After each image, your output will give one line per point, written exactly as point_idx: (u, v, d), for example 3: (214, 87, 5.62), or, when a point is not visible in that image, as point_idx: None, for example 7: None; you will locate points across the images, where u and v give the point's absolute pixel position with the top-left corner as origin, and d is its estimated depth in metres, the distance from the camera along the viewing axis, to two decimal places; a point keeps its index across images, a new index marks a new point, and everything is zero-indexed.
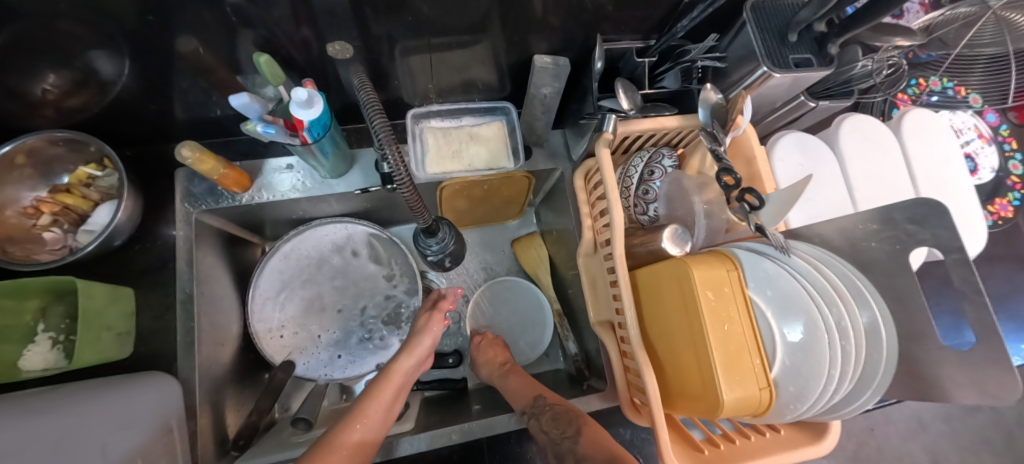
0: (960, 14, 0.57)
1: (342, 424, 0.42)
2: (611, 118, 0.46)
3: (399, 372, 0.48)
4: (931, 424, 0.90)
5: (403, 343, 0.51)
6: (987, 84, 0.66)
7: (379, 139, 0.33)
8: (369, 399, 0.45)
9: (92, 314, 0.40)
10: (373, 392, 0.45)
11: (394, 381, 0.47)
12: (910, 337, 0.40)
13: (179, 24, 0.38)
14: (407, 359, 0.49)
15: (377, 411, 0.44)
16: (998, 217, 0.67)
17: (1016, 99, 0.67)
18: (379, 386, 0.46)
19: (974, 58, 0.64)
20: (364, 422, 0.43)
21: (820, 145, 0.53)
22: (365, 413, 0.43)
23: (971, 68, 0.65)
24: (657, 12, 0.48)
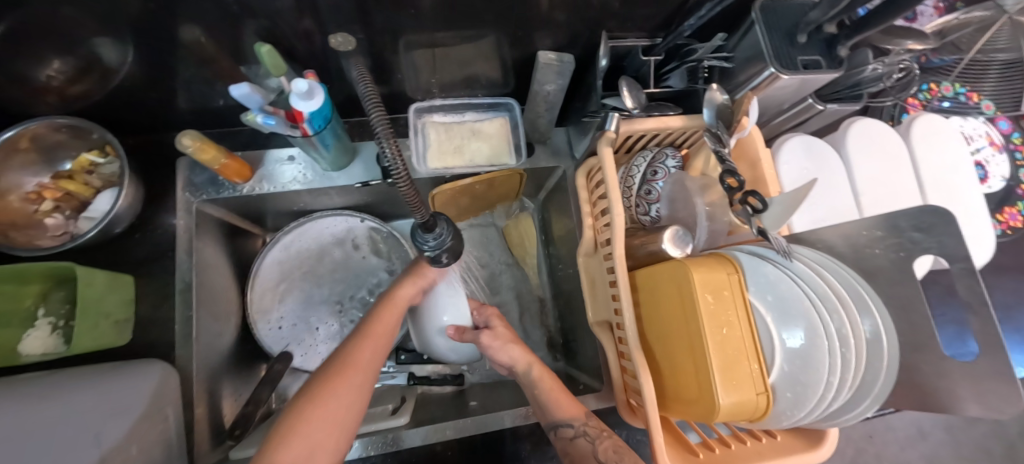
0: (976, 18, 0.58)
1: (329, 372, 0.39)
2: (614, 117, 0.45)
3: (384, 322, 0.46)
4: (931, 433, 0.90)
5: (382, 297, 0.49)
6: (999, 90, 0.65)
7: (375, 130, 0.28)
8: (358, 345, 0.42)
9: (91, 301, 0.40)
10: (359, 343, 0.43)
11: (378, 332, 0.45)
12: (912, 347, 0.39)
13: (182, 13, 0.38)
14: (389, 313, 0.47)
15: (365, 361, 0.41)
16: (1008, 227, 0.66)
17: None
18: (363, 336, 0.44)
19: (988, 63, 0.63)
20: (352, 368, 0.40)
21: (827, 149, 0.52)
22: (351, 361, 0.41)
23: (985, 74, 0.64)
24: (664, 11, 0.48)
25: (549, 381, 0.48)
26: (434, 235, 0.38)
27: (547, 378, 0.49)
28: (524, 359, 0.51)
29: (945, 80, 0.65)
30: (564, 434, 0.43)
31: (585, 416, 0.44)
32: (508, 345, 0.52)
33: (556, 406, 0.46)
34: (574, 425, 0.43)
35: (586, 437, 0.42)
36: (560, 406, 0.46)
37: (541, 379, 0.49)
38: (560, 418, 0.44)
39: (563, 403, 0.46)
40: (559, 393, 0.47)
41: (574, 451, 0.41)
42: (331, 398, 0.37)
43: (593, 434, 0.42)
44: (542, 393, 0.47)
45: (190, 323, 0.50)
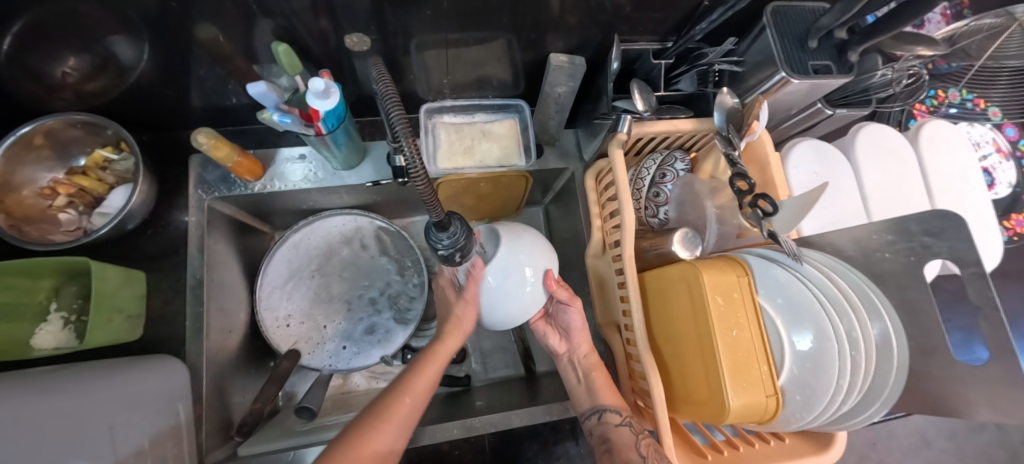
0: (986, 25, 0.59)
1: (390, 396, 0.43)
2: (626, 119, 0.45)
3: (444, 352, 0.48)
4: (935, 442, 0.91)
5: (447, 322, 0.49)
6: (1008, 98, 0.66)
7: (394, 130, 0.27)
8: (417, 373, 0.46)
9: (103, 296, 0.41)
10: (418, 372, 0.46)
11: (437, 361, 0.48)
12: (922, 351, 0.39)
13: (199, 12, 0.38)
14: (451, 341, 0.49)
15: (423, 390, 0.45)
16: (1015, 234, 0.66)
17: None
18: (425, 364, 0.47)
19: (998, 71, 0.64)
20: (411, 396, 0.44)
21: (836, 153, 0.53)
22: (412, 388, 0.44)
23: (995, 81, 0.65)
24: (676, 14, 0.48)
25: (600, 372, 0.50)
26: (449, 234, 0.38)
27: (601, 372, 0.50)
28: (583, 344, 0.52)
29: (954, 87, 0.66)
30: (609, 420, 0.46)
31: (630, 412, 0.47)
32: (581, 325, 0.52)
33: (607, 395, 0.48)
34: (620, 415, 0.46)
35: (630, 429, 0.44)
36: (610, 397, 0.48)
37: (596, 369, 0.51)
38: (609, 406, 0.47)
39: (614, 396, 0.48)
40: (609, 385, 0.49)
41: (617, 442, 0.43)
42: (393, 418, 0.41)
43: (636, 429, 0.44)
44: (594, 385, 0.50)
45: (201, 319, 0.50)
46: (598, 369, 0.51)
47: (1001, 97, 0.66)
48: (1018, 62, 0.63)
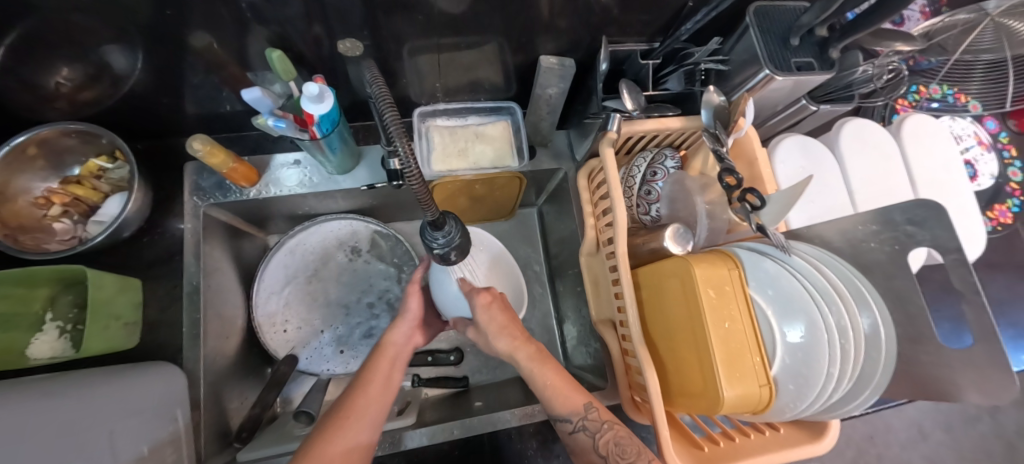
0: (960, 20, 0.61)
1: (349, 393, 0.43)
2: (615, 118, 0.47)
3: (393, 342, 0.48)
4: (931, 434, 0.95)
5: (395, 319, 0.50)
6: (986, 91, 0.67)
7: (390, 132, 0.28)
8: (368, 369, 0.45)
9: (100, 303, 0.41)
10: (368, 368, 0.46)
11: (387, 354, 0.47)
12: (910, 338, 0.40)
13: (194, 20, 0.39)
14: (397, 330, 0.49)
15: (378, 383, 0.44)
16: (998, 224, 0.68)
17: (1016, 103, 0.68)
18: (373, 361, 0.47)
19: (972, 64, 0.66)
20: (366, 393, 0.43)
21: (822, 148, 0.54)
22: (366, 385, 0.43)
23: (970, 74, 0.67)
24: (662, 15, 0.49)
25: (546, 374, 0.44)
26: (444, 232, 0.39)
27: (546, 372, 0.44)
28: (511, 345, 0.45)
29: (933, 83, 0.68)
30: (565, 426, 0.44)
31: (587, 407, 0.43)
32: (495, 322, 0.46)
33: (558, 399, 0.43)
34: (574, 420, 0.43)
35: (587, 432, 0.42)
36: (560, 398, 0.43)
37: (541, 374, 0.44)
38: (560, 412, 0.43)
39: (569, 397, 0.43)
40: (555, 388, 0.43)
41: (578, 445, 0.43)
42: (354, 413, 0.41)
43: (592, 429, 0.42)
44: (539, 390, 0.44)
45: (198, 325, 0.50)
46: (541, 369, 0.43)
47: (977, 92, 0.68)
48: (993, 57, 0.64)
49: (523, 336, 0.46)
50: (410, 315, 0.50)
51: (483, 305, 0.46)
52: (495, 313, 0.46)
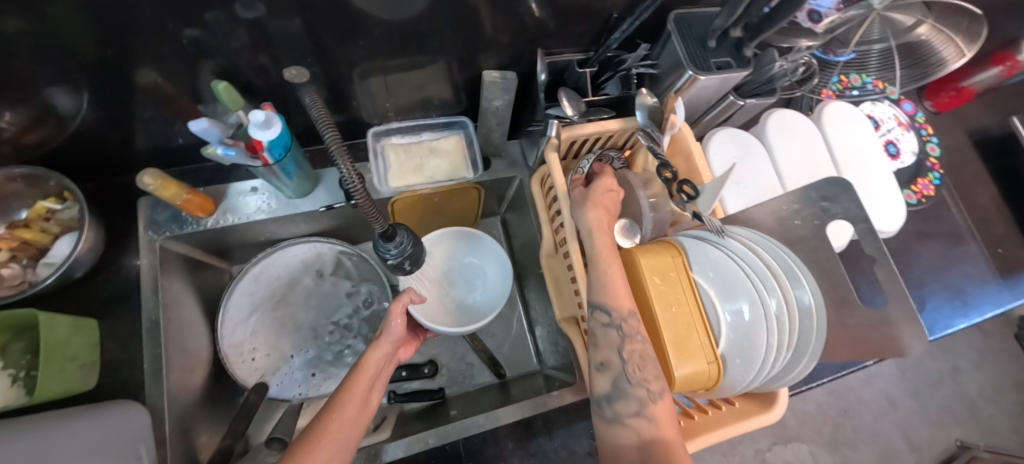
0: (854, 16, 0.63)
1: (321, 416, 0.39)
2: (553, 124, 0.50)
3: (373, 362, 0.44)
4: (899, 403, 1.19)
5: (377, 334, 0.46)
6: (882, 72, 0.74)
7: (333, 157, 0.31)
8: (343, 392, 0.41)
9: (54, 345, 0.40)
10: (343, 391, 0.41)
11: (365, 374, 0.43)
12: (835, 304, 0.44)
13: (137, 57, 0.40)
14: (377, 351, 0.44)
15: (352, 403, 0.40)
16: (922, 196, 0.74)
17: (906, 85, 0.75)
18: (350, 382, 0.42)
19: (867, 54, 0.71)
20: (338, 418, 0.38)
21: (751, 139, 0.59)
22: (340, 410, 0.39)
23: (867, 62, 0.73)
24: (591, 26, 0.53)
25: (609, 266, 0.42)
26: (396, 243, 0.40)
27: (611, 260, 0.42)
28: (593, 229, 0.44)
29: (857, 73, 0.74)
30: (599, 318, 0.40)
31: (631, 313, 0.39)
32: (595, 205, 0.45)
33: (609, 291, 0.40)
34: (611, 315, 0.39)
35: (620, 332, 0.39)
36: (611, 294, 0.40)
37: (603, 261, 0.42)
38: (603, 302, 0.40)
39: (618, 294, 0.40)
40: (616, 281, 0.41)
41: (600, 340, 0.40)
42: (326, 438, 0.37)
43: (628, 332, 0.38)
44: (599, 275, 0.42)
45: (159, 360, 0.50)
46: (610, 260, 0.42)
47: (874, 70, 0.74)
48: (883, 46, 0.69)
49: (607, 227, 0.44)
50: (393, 334, 0.46)
51: (605, 188, 0.47)
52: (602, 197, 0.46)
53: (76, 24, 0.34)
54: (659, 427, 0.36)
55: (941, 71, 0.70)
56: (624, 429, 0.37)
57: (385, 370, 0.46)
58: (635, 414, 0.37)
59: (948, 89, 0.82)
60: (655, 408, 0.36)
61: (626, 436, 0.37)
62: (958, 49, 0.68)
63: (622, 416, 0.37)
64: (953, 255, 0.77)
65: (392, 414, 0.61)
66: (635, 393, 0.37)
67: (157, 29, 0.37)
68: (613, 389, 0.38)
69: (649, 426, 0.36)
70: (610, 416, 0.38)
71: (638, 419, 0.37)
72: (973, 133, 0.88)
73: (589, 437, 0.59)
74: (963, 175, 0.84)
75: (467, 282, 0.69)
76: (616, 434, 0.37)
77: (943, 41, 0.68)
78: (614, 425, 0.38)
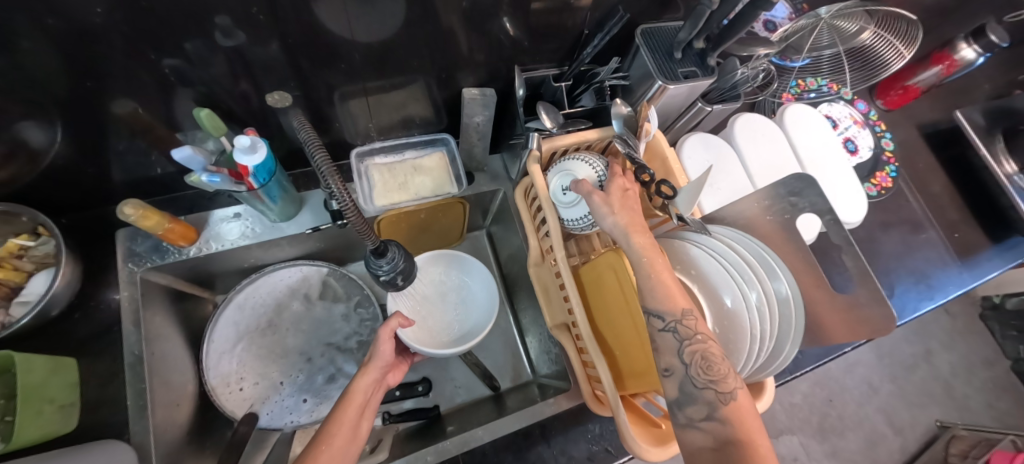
0: (801, 26, 0.68)
1: (311, 446, 0.39)
2: (534, 136, 0.52)
3: (362, 389, 0.44)
4: (879, 387, 1.34)
5: (364, 359, 0.46)
6: (834, 71, 0.78)
7: (324, 178, 0.31)
8: (332, 423, 0.40)
9: (32, 387, 0.39)
10: (331, 421, 0.41)
11: (354, 403, 0.43)
12: (810, 291, 0.46)
13: (115, 89, 0.40)
14: (365, 377, 0.44)
15: (342, 430, 0.40)
16: (881, 188, 0.79)
17: (858, 84, 0.81)
18: (339, 411, 0.42)
19: (818, 62, 0.76)
20: (327, 450, 0.38)
21: (720, 143, 0.62)
22: (329, 441, 0.39)
23: (819, 67, 0.77)
24: (563, 43, 0.56)
25: (654, 265, 0.38)
26: (387, 259, 0.40)
27: (655, 260, 0.39)
28: (627, 230, 0.40)
29: (811, 77, 0.80)
30: (653, 323, 0.38)
31: (686, 312, 0.37)
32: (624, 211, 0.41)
33: (661, 291, 0.37)
34: (665, 318, 0.37)
35: (676, 335, 0.36)
36: (663, 295, 0.37)
37: (651, 261, 0.39)
38: (654, 306, 0.37)
39: (671, 293, 0.37)
40: (667, 280, 0.38)
41: (659, 346, 0.37)
42: None
43: (684, 334, 0.36)
44: (645, 276, 0.38)
45: (143, 395, 0.48)
46: (654, 258, 0.38)
47: (827, 73, 0.79)
48: (832, 52, 0.73)
49: (638, 223, 0.41)
50: (381, 360, 0.46)
51: (621, 189, 0.43)
52: (630, 198, 0.43)
53: (52, 58, 0.34)
54: (736, 428, 0.33)
55: (886, 72, 0.76)
56: (698, 433, 0.35)
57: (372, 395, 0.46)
58: (707, 419, 0.34)
59: (897, 88, 0.89)
60: (728, 410, 0.34)
61: (701, 439, 0.34)
62: (898, 51, 0.75)
63: (694, 421, 0.35)
64: (915, 241, 0.82)
65: (388, 435, 0.60)
66: (704, 396, 0.34)
67: (136, 60, 0.38)
68: (681, 394, 0.35)
69: (724, 429, 0.33)
70: (683, 421, 0.36)
71: (711, 422, 0.34)
72: (922, 127, 0.95)
73: (587, 442, 0.59)
74: (917, 166, 0.91)
75: (459, 303, 0.69)
76: (690, 437, 0.35)
77: (886, 45, 0.73)
78: (687, 429, 0.36)
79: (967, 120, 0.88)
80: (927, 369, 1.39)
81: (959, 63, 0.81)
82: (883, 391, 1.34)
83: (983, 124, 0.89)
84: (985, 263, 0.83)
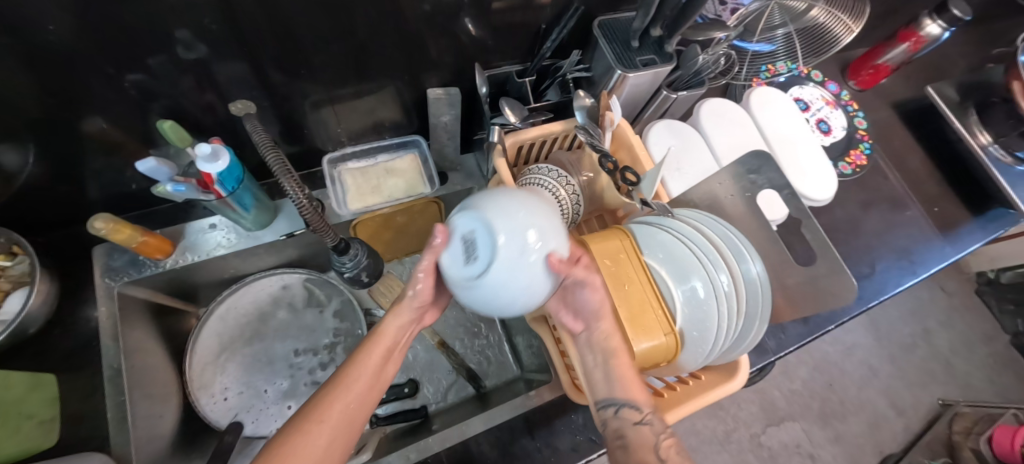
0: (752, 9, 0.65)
1: (329, 389, 0.35)
2: (495, 129, 0.51)
3: (391, 333, 0.38)
4: (879, 370, 1.33)
5: (399, 295, 0.39)
6: (789, 50, 0.72)
7: (283, 184, 0.35)
8: (354, 366, 0.36)
9: (9, 405, 0.40)
10: (356, 361, 0.36)
11: (381, 346, 0.37)
12: (777, 266, 0.47)
13: (79, 107, 0.41)
14: (396, 319, 0.39)
15: (315, 432, 0.33)
16: (855, 166, 0.81)
17: (810, 58, 0.73)
18: (363, 351, 0.37)
19: (771, 52, 0.73)
20: (316, 431, 0.33)
21: (687, 128, 0.63)
22: (347, 382, 0.35)
23: (774, 56, 0.73)
24: (525, 40, 0.56)
25: (622, 358, 0.40)
26: (351, 256, 0.46)
27: (624, 351, 0.40)
28: (601, 318, 0.40)
29: (769, 64, 0.74)
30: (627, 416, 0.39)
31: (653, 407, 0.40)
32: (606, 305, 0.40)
33: (626, 384, 0.39)
34: (641, 412, 0.39)
35: (652, 427, 0.39)
36: (628, 389, 0.39)
37: (619, 354, 0.40)
38: (622, 399, 0.39)
39: (636, 389, 0.39)
40: (632, 375, 0.40)
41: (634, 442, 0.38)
42: (329, 417, 0.33)
43: (658, 428, 0.39)
44: (614, 367, 0.39)
45: (124, 407, 0.48)
46: (621, 348, 0.40)
47: (783, 56, 0.73)
48: (785, 31, 0.71)
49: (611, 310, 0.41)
50: (416, 296, 0.38)
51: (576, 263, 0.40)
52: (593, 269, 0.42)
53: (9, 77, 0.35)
54: None
55: (838, 46, 0.71)
56: None
57: (370, 398, 0.36)
58: None
59: (868, 67, 0.90)
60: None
61: None
62: (846, 26, 0.71)
63: None
64: (896, 217, 0.83)
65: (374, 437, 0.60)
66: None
67: (96, 76, 0.39)
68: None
69: None
70: None
71: None
72: (897, 105, 0.96)
73: (571, 432, 0.58)
74: (894, 144, 0.91)
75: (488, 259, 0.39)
76: None
77: (833, 20, 0.70)
78: None
79: (938, 95, 0.89)
80: (925, 348, 1.38)
81: (926, 39, 0.80)
82: (883, 373, 1.34)
83: (956, 98, 0.90)
84: (967, 236, 0.83)
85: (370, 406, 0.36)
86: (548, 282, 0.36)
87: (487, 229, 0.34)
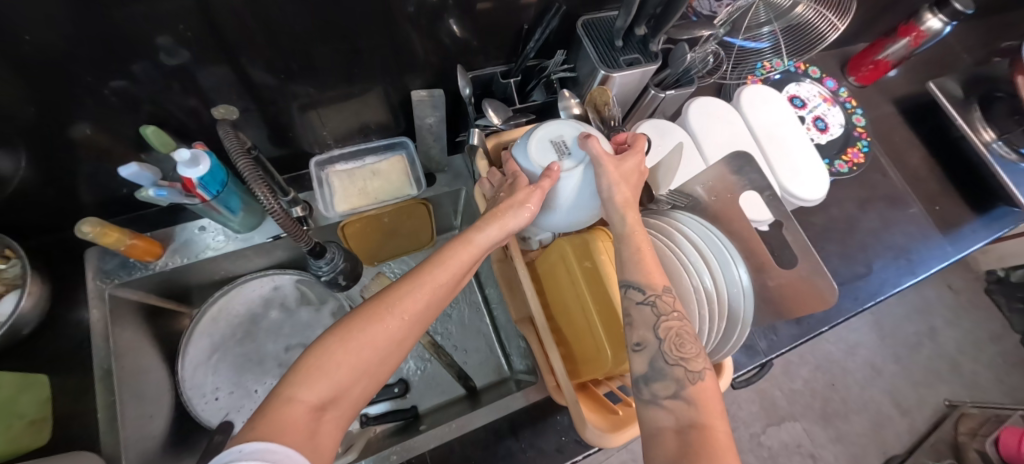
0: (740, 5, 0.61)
1: (413, 278, 0.34)
2: (474, 133, 0.53)
3: (479, 243, 0.37)
4: (884, 370, 1.31)
5: (494, 207, 0.39)
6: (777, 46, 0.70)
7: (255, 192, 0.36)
8: (440, 263, 0.35)
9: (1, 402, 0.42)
10: (442, 256, 0.35)
11: (471, 252, 0.37)
12: (759, 268, 0.49)
13: (63, 115, 0.42)
14: (492, 229, 0.38)
15: (391, 323, 0.32)
16: (853, 164, 0.79)
17: (800, 55, 0.71)
18: (451, 249, 0.36)
19: (757, 51, 0.71)
20: (393, 317, 0.32)
21: (675, 128, 0.61)
22: (433, 274, 0.34)
23: (760, 54, 0.71)
24: (509, 40, 0.56)
25: (640, 241, 0.39)
26: (325, 259, 0.52)
27: (642, 236, 0.39)
28: (622, 205, 0.40)
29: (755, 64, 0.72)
30: (632, 296, 0.37)
31: (664, 289, 0.37)
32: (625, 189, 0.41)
33: (636, 266, 0.38)
34: (645, 291, 0.37)
35: (654, 309, 0.36)
36: (643, 270, 0.38)
37: (634, 236, 0.39)
38: (635, 278, 0.37)
39: (648, 271, 0.38)
40: (647, 256, 0.39)
41: (634, 319, 0.36)
42: (408, 312, 0.32)
43: (663, 309, 0.36)
44: (629, 247, 0.39)
45: (114, 407, 0.50)
46: (639, 234, 0.39)
47: (767, 53, 0.71)
48: (770, 29, 0.69)
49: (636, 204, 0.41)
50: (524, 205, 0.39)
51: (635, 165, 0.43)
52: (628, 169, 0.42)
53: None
54: (700, 409, 0.31)
55: (823, 43, 0.69)
56: (661, 412, 0.33)
57: (444, 300, 0.35)
58: (671, 396, 0.33)
59: (867, 63, 0.88)
60: (695, 389, 0.33)
61: (663, 419, 0.32)
62: (833, 23, 0.70)
63: (658, 397, 0.33)
64: (894, 216, 0.81)
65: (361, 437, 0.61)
66: (674, 373, 0.33)
67: (78, 85, 0.39)
68: (649, 369, 0.34)
69: (690, 411, 0.32)
70: (646, 397, 0.34)
71: (676, 401, 0.33)
72: (899, 101, 0.93)
73: (556, 434, 0.59)
74: (894, 140, 0.89)
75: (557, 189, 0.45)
76: (651, 416, 0.33)
77: (818, 16, 0.69)
78: (649, 406, 0.34)
79: (941, 91, 0.87)
80: (932, 347, 1.35)
81: (926, 34, 0.78)
82: (887, 372, 1.31)
83: (959, 93, 0.88)
84: (970, 235, 0.81)
85: (441, 307, 0.36)
86: (585, 162, 0.43)
87: (544, 141, 0.44)
